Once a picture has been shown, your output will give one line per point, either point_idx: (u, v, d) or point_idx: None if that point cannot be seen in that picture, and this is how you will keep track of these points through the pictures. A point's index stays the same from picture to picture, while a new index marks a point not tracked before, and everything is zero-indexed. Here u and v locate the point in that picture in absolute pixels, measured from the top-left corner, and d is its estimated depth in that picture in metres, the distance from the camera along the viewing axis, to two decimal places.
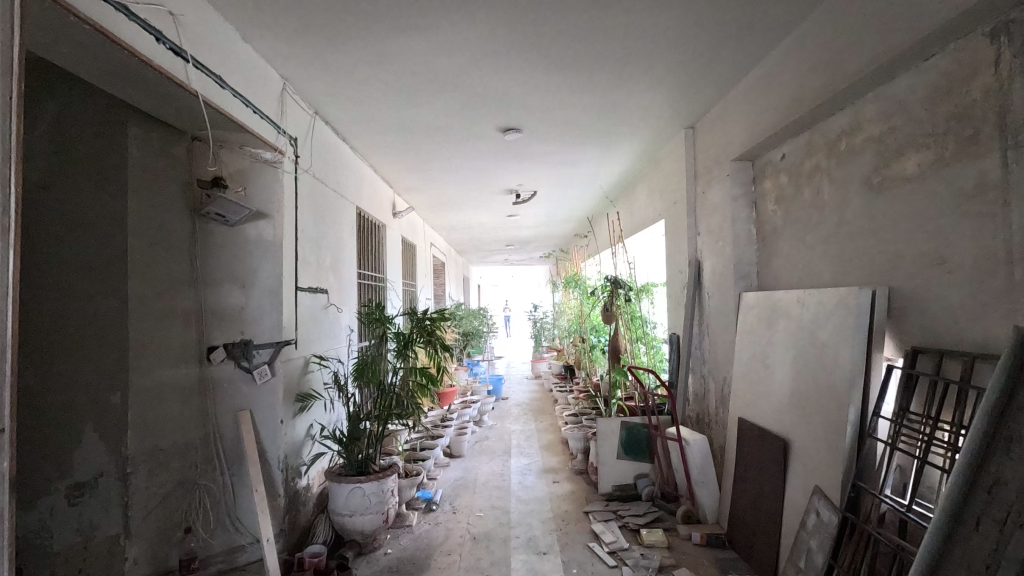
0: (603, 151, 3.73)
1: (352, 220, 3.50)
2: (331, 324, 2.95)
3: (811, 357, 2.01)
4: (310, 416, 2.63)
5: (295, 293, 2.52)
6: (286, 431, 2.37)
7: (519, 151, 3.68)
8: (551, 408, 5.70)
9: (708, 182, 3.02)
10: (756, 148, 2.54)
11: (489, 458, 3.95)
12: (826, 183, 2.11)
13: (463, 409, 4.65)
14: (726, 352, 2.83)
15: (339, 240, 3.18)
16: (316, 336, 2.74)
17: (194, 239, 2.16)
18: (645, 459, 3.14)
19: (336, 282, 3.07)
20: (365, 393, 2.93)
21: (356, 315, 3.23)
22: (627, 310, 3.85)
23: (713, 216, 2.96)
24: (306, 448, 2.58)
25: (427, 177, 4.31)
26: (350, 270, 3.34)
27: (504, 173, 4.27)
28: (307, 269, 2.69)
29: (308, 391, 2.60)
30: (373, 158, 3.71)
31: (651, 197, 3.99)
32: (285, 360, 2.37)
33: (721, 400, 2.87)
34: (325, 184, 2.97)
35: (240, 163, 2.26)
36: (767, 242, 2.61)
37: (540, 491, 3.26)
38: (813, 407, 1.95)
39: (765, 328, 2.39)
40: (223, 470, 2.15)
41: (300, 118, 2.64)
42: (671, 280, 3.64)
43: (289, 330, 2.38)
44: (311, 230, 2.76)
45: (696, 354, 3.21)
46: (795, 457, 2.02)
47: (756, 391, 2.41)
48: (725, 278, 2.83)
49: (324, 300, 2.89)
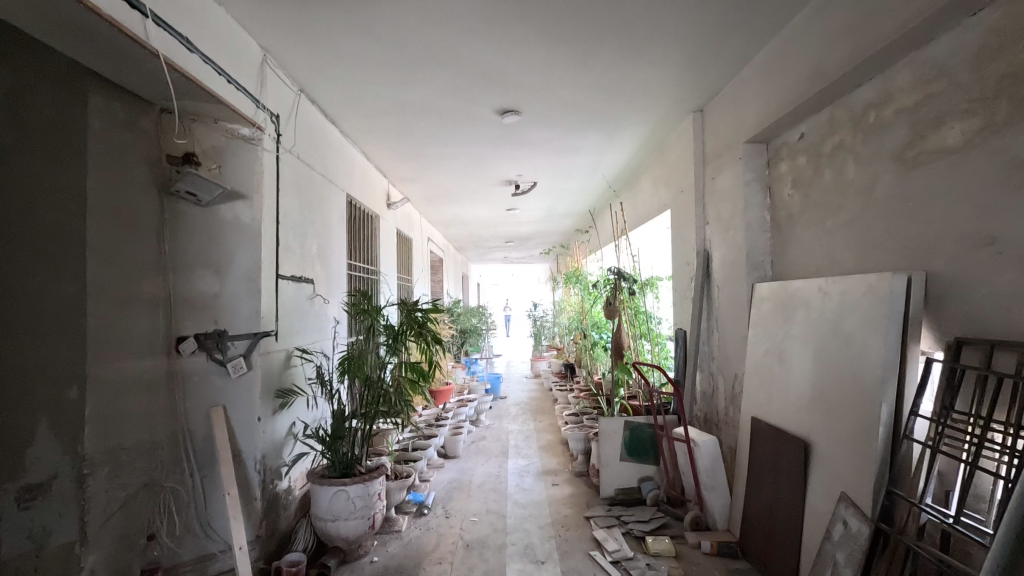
0: (607, 138, 3.55)
1: (342, 208, 3.32)
2: (317, 316, 2.77)
3: (835, 351, 1.84)
4: (292, 413, 2.46)
5: (275, 281, 2.35)
6: (265, 429, 2.21)
7: (518, 137, 3.50)
8: (551, 407, 5.54)
9: (718, 168, 2.84)
10: (771, 128, 2.36)
11: (485, 459, 3.77)
12: (850, 162, 1.93)
13: (460, 408, 4.48)
14: (736, 347, 2.66)
15: (327, 229, 3.01)
16: (299, 328, 2.56)
17: (163, 220, 1.99)
18: (650, 462, 2.96)
19: (323, 272, 2.90)
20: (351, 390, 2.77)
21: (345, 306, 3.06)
22: (631, 305, 3.67)
23: (723, 203, 2.79)
24: (286, 448, 2.40)
25: (422, 166, 4.14)
26: (338, 261, 3.17)
27: (503, 163, 4.10)
28: (289, 256, 2.51)
29: (290, 386, 2.43)
30: (364, 143, 3.54)
31: (656, 187, 3.81)
32: (264, 352, 2.22)
33: (731, 399, 2.69)
34: (312, 167, 2.80)
35: (216, 140, 2.12)
36: (783, 229, 2.43)
37: (538, 494, 3.09)
38: (839, 406, 1.77)
39: (781, 321, 2.21)
40: (192, 471, 1.99)
41: (283, 94, 2.46)
42: (677, 274, 3.46)
43: (268, 320, 2.24)
44: (294, 216, 2.58)
45: (705, 350, 3.03)
46: (819, 462, 1.84)
47: (770, 389, 2.23)
48: (736, 268, 2.66)
49: (308, 291, 2.71)
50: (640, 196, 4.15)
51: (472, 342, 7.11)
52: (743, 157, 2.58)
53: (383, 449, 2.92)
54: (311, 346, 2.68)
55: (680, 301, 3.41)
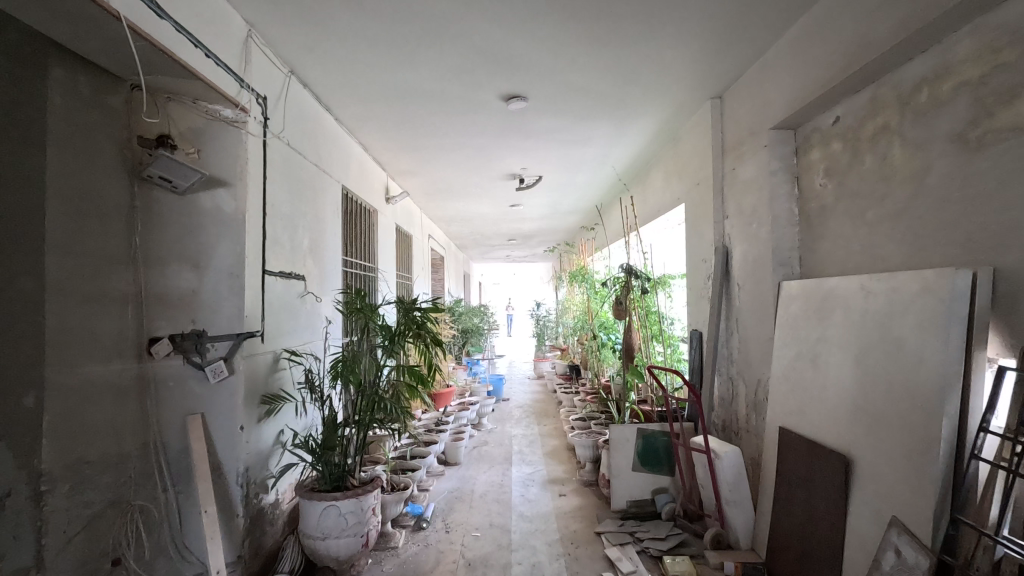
0: (619, 127, 3.36)
1: (337, 201, 3.14)
2: (308, 315, 2.59)
3: (882, 356, 1.64)
4: (280, 420, 2.27)
5: (261, 277, 2.16)
6: (249, 438, 2.02)
7: (524, 126, 3.31)
8: (555, 410, 5.34)
9: (739, 157, 2.65)
10: (802, 111, 2.17)
11: (488, 467, 3.58)
12: (897, 146, 1.74)
13: (461, 411, 4.29)
14: (760, 350, 2.47)
15: (320, 222, 2.82)
16: (287, 328, 2.37)
17: (134, 209, 1.80)
18: (664, 471, 2.78)
19: (315, 268, 2.71)
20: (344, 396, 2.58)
21: (339, 305, 2.87)
22: (642, 305, 3.49)
23: (745, 195, 2.60)
24: (273, 459, 2.22)
25: (422, 158, 3.95)
26: (332, 257, 2.98)
27: (507, 155, 3.90)
28: (277, 251, 2.32)
29: (278, 391, 2.25)
30: (361, 132, 3.35)
31: (669, 180, 3.62)
32: (248, 354, 2.03)
33: (754, 406, 2.50)
34: (303, 156, 2.61)
35: (194, 122, 1.93)
36: (814, 223, 2.23)
37: (545, 506, 2.91)
38: (888, 418, 1.58)
39: (813, 323, 2.02)
40: (165, 486, 1.80)
41: (270, 74, 2.27)
42: (692, 271, 3.27)
43: (253, 320, 2.06)
44: (284, 207, 2.40)
45: (723, 353, 2.83)
46: (863, 481, 1.65)
47: (801, 397, 2.04)
48: (760, 264, 2.46)
49: (299, 289, 2.53)
50: (651, 190, 3.95)
51: (473, 343, 6.91)
52: (769, 144, 2.38)
53: (379, 458, 2.73)
54: (302, 348, 2.49)
55: (695, 300, 3.21)
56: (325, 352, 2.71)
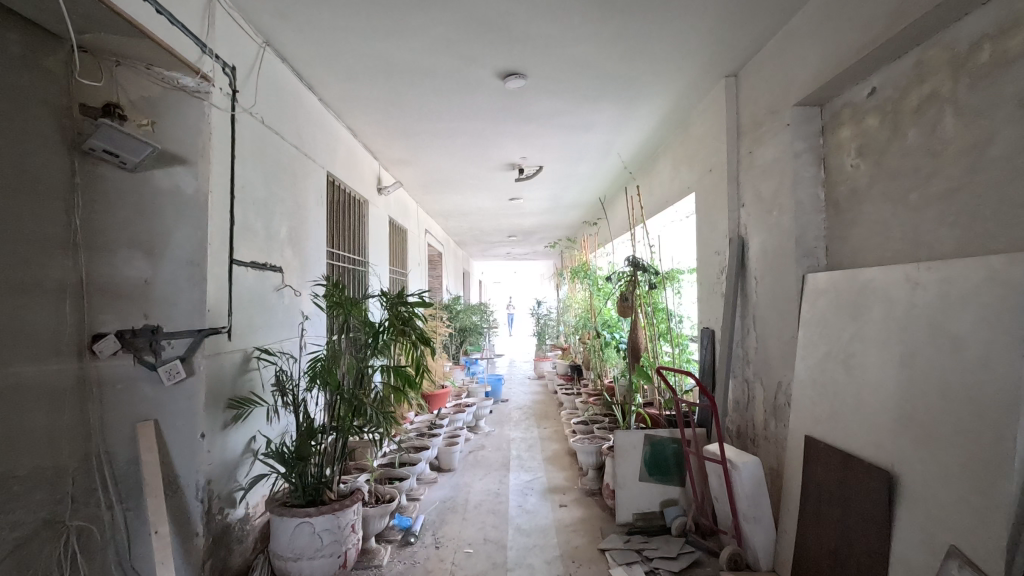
0: (626, 110, 3.13)
1: (322, 188, 2.92)
2: (285, 310, 2.37)
3: (935, 357, 1.42)
4: (250, 426, 2.05)
5: (229, 268, 1.94)
6: (212, 447, 1.81)
7: (523, 109, 3.09)
8: (557, 412, 5.12)
9: (758, 139, 2.43)
10: (831, 83, 1.94)
11: (484, 473, 3.36)
12: (949, 116, 1.51)
13: (457, 414, 4.07)
14: (781, 349, 2.25)
15: (300, 210, 2.60)
16: (260, 324, 2.15)
17: (74, 186, 1.57)
18: (674, 481, 2.57)
19: (293, 259, 2.49)
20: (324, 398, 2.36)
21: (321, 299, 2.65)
22: (649, 302, 3.26)
23: (764, 180, 2.37)
24: (242, 469, 2.00)
25: (416, 145, 3.73)
26: (315, 248, 2.76)
27: (506, 141, 3.68)
28: (248, 239, 2.10)
29: (248, 393, 2.03)
30: (349, 115, 3.12)
31: (678, 168, 3.40)
32: (213, 353, 1.82)
33: (774, 411, 2.28)
34: (280, 136, 2.39)
35: (148, 91, 1.72)
36: (844, 208, 2.01)
37: (544, 518, 2.69)
38: (944, 430, 1.35)
39: (846, 319, 1.80)
40: (110, 503, 1.59)
41: (240, 42, 2.05)
42: (704, 265, 3.04)
43: (218, 314, 1.85)
44: (257, 192, 2.18)
45: (737, 354, 2.60)
46: (911, 502, 1.42)
47: (831, 402, 1.82)
48: (781, 255, 2.24)
49: (275, 282, 2.31)
50: (659, 179, 3.72)
51: (472, 342, 6.69)
52: (792, 123, 2.15)
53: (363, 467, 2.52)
54: (277, 346, 2.27)
55: (706, 296, 2.99)
56: (303, 351, 2.48)
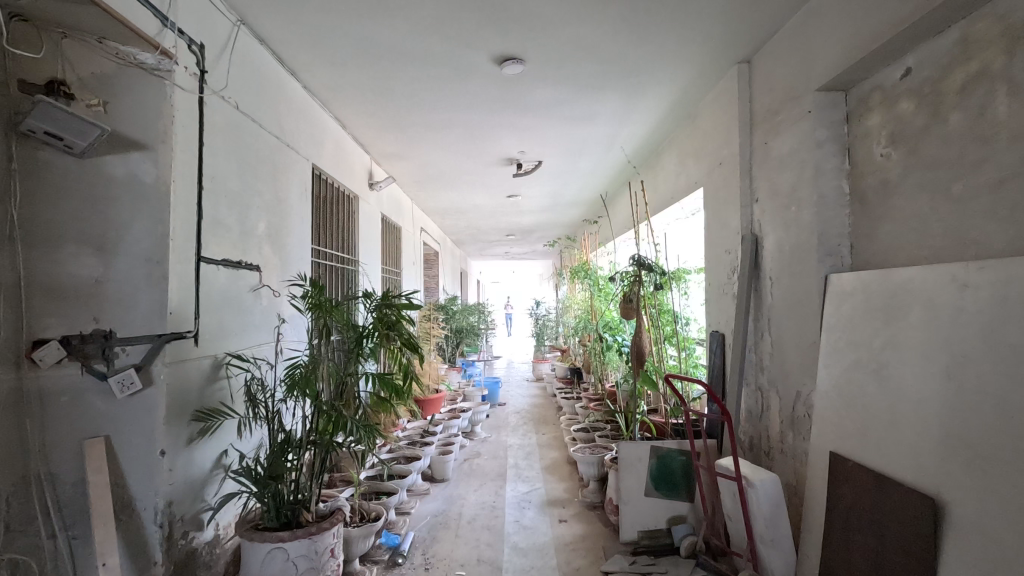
0: (630, 99, 2.94)
1: (306, 181, 2.73)
2: (262, 312, 2.18)
3: (991, 370, 1.24)
4: (220, 440, 1.87)
5: (196, 266, 1.76)
6: (174, 465, 1.63)
7: (521, 98, 2.91)
8: (555, 417, 4.94)
9: (774, 128, 2.25)
10: (861, 64, 1.76)
11: (479, 485, 3.18)
12: (1003, 96, 1.34)
13: (451, 420, 3.89)
14: (799, 356, 2.07)
15: (281, 205, 2.42)
16: (233, 326, 1.97)
17: (12, 171, 1.41)
18: (682, 497, 2.39)
19: (272, 256, 2.31)
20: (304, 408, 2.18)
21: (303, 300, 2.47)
22: (654, 303, 3.09)
23: (781, 173, 2.20)
24: (211, 487, 1.81)
25: (409, 138, 3.55)
26: (297, 245, 2.58)
27: (504, 134, 3.49)
28: (220, 233, 1.92)
29: (217, 404, 1.84)
30: (336, 104, 2.94)
31: (684, 162, 3.22)
32: (176, 360, 1.64)
33: (792, 423, 2.11)
34: (259, 123, 2.21)
35: (100, 66, 1.53)
36: (871, 202, 1.83)
37: (542, 536, 2.51)
38: (1004, 454, 1.18)
39: (878, 325, 1.63)
40: (53, 530, 1.42)
41: (210, 18, 1.87)
42: (713, 265, 2.86)
43: (182, 317, 1.67)
44: (231, 183, 2.00)
45: (750, 360, 2.42)
46: (961, 535, 1.25)
47: (861, 416, 1.64)
48: (799, 254, 2.06)
49: (251, 282, 2.12)
50: (664, 175, 3.54)
51: (469, 343, 6.51)
52: (814, 109, 1.97)
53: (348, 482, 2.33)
54: (253, 351, 2.09)
55: (715, 298, 2.81)
56: (282, 356, 2.30)
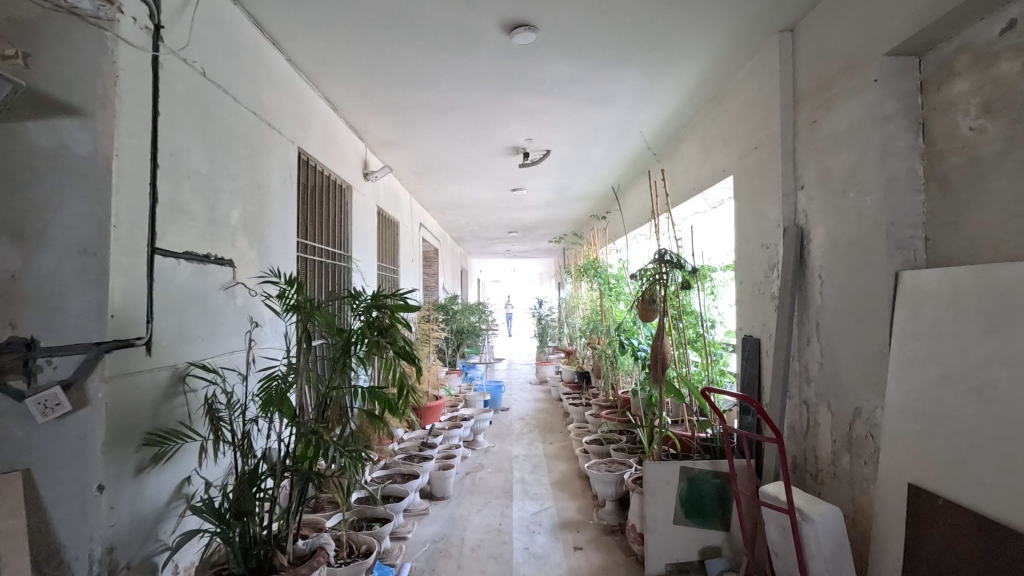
0: (651, 77, 2.65)
1: (291, 166, 2.44)
2: (233, 313, 1.88)
3: None
4: (179, 467, 1.57)
5: (150, 259, 1.46)
6: (118, 502, 1.33)
7: (530, 75, 2.62)
8: (562, 424, 4.66)
9: (826, 103, 1.95)
10: (948, 19, 1.46)
11: (482, 504, 2.89)
12: None
13: (451, 430, 3.59)
14: (858, 368, 1.79)
15: (259, 191, 2.12)
16: (196, 331, 1.67)
17: None
18: (716, 525, 2.09)
19: (247, 248, 2.01)
20: (282, 426, 1.87)
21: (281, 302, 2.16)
22: (678, 304, 2.80)
23: (835, 154, 1.90)
24: (168, 523, 1.52)
25: (407, 123, 3.26)
26: (279, 238, 2.29)
27: (510, 119, 3.21)
28: (181, 221, 1.62)
29: (175, 425, 1.54)
30: (325, 80, 2.65)
31: (710, 149, 2.93)
32: (124, 374, 1.36)
33: (849, 444, 1.82)
34: (231, 94, 1.90)
35: (20, 9, 1.28)
36: (955, 186, 1.54)
37: (556, 567, 2.22)
38: None
39: (977, 333, 1.34)
40: None
41: None
42: (746, 261, 2.57)
43: (131, 321, 1.38)
44: (197, 163, 1.70)
45: (793, 369, 2.13)
46: None
47: (954, 445, 1.35)
48: (860, 248, 1.77)
49: (221, 279, 1.82)
50: (686, 163, 3.25)
51: (469, 345, 6.22)
52: (881, 77, 1.68)
53: (323, 519, 2.02)
54: (222, 360, 1.79)
55: (748, 299, 2.52)
56: (256, 366, 2.00)
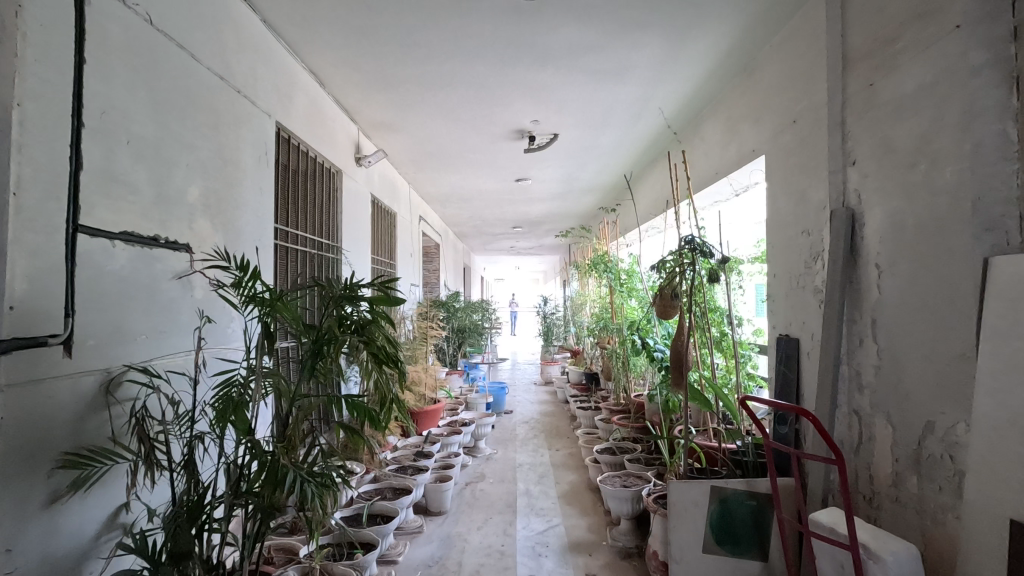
0: (675, 44, 2.36)
1: (269, 142, 2.16)
2: (185, 305, 1.59)
3: None
4: (107, 493, 1.28)
5: (71, 237, 1.19)
6: (19, 542, 1.05)
7: (536, 42, 2.34)
8: (569, 429, 4.38)
9: (888, 61, 1.65)
10: None
11: (482, 521, 2.60)
12: None
13: (450, 436, 3.31)
14: (929, 374, 1.50)
15: (225, 168, 1.84)
16: (137, 328, 1.39)
17: None
18: (753, 556, 1.79)
19: (208, 232, 1.73)
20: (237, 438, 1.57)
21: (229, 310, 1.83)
22: (702, 299, 2.51)
23: (899, 121, 1.60)
24: (95, 562, 1.24)
25: (402, 101, 2.99)
26: (252, 222, 2.01)
27: (514, 97, 2.93)
28: (117, 195, 1.34)
29: (103, 442, 1.26)
30: (308, 48, 2.37)
31: (737, 128, 2.64)
32: (31, 381, 1.09)
33: (918, 464, 1.53)
34: (190, 52, 1.63)
35: None
36: None
37: None
38: None
39: None
40: None
41: None
42: (780, 251, 2.27)
43: (42, 314, 1.11)
44: (141, 126, 1.42)
45: (842, 375, 1.84)
46: None
47: None
48: (935, 232, 1.48)
49: (171, 267, 1.54)
50: (708, 146, 2.96)
51: (471, 344, 5.95)
52: (965, 23, 1.38)
53: (297, 547, 1.79)
54: (171, 363, 1.51)
55: (784, 294, 2.23)
56: (212, 368, 1.71)
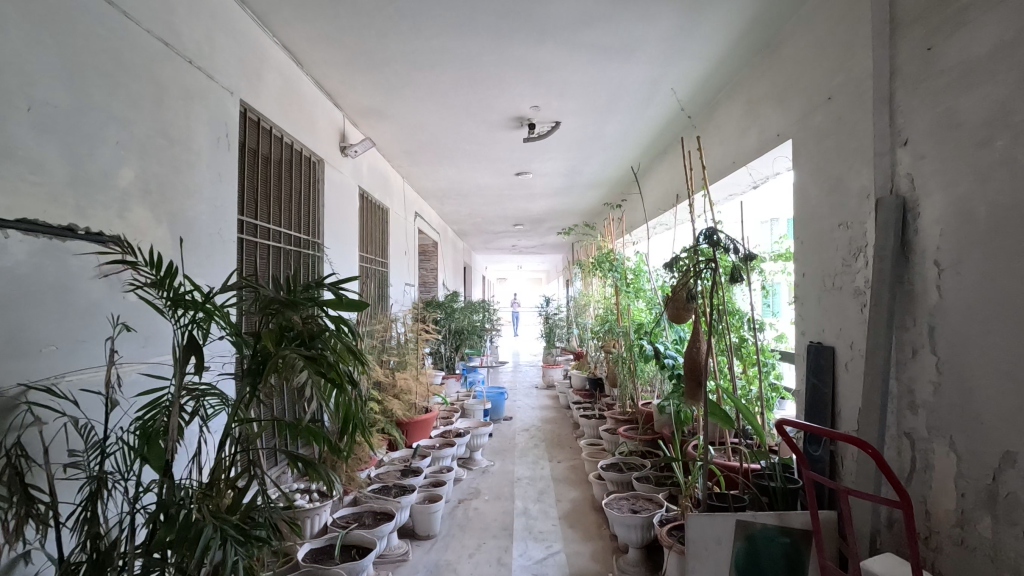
0: (692, 15, 2.09)
1: (232, 123, 1.91)
2: (111, 309, 1.33)
3: None
4: None
5: None
6: None
7: (533, 14, 2.07)
8: (572, 438, 4.12)
9: (951, 19, 1.38)
10: None
11: (473, 547, 2.34)
12: None
13: (442, 449, 3.04)
14: (1008, 394, 1.23)
15: (172, 149, 1.58)
16: (41, 338, 1.14)
17: None
18: None
19: (147, 222, 1.47)
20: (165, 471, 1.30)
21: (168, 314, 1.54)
22: (720, 300, 2.23)
23: (968, 89, 1.34)
24: None
25: (388, 84, 2.73)
26: (207, 212, 1.76)
27: (511, 79, 2.67)
28: (12, 175, 1.08)
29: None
30: (279, 20, 2.11)
31: (758, 111, 2.37)
32: None
33: (992, 502, 1.27)
34: (120, 9, 1.37)
35: None
36: None
37: None
38: None
39: None
40: None
41: None
42: (811, 247, 2.01)
43: None
44: (49, 91, 1.17)
45: (890, 391, 1.57)
46: None
47: None
48: (1017, 221, 1.21)
49: (94, 262, 1.29)
50: (725, 132, 2.70)
51: (470, 346, 5.70)
52: None
53: None
54: (91, 379, 1.26)
55: (815, 295, 1.96)
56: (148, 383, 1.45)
